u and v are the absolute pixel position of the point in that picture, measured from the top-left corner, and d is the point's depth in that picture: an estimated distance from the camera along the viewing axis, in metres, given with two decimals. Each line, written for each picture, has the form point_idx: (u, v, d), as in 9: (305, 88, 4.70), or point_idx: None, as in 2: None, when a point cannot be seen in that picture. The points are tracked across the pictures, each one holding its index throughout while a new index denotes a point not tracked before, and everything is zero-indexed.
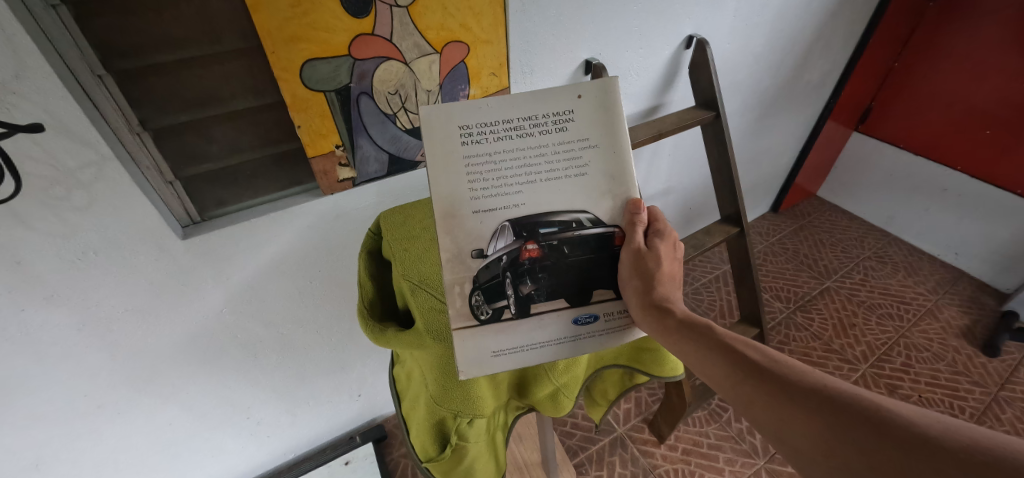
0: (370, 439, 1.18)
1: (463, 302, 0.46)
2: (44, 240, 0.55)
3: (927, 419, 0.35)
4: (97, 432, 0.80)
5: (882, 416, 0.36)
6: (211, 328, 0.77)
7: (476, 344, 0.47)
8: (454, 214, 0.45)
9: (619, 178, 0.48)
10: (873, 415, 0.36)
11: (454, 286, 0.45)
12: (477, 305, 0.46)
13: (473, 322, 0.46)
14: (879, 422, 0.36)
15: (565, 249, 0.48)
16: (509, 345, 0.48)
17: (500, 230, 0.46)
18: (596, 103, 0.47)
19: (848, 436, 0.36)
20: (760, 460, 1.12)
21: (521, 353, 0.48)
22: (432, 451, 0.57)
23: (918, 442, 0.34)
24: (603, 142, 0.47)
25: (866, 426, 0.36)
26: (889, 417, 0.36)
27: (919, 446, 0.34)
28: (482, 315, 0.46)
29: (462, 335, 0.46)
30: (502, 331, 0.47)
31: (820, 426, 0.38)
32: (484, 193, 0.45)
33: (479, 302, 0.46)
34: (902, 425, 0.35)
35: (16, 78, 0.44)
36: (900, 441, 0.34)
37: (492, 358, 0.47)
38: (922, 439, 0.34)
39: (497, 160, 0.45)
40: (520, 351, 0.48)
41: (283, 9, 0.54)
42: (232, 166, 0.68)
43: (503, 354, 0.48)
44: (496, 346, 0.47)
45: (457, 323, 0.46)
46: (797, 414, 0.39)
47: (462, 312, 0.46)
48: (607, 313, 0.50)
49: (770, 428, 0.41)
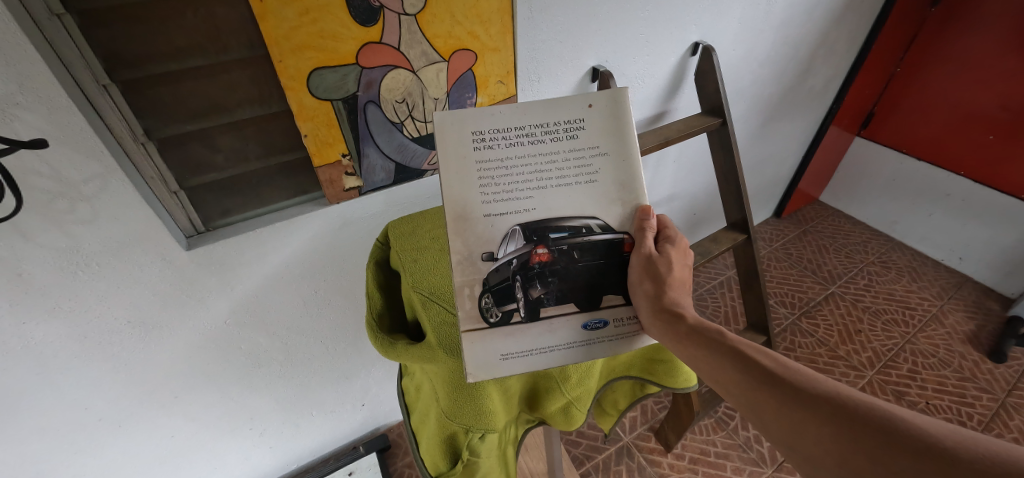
0: (374, 449, 1.15)
1: (472, 305, 0.45)
2: (46, 252, 0.53)
3: (941, 429, 0.34)
4: (96, 446, 0.78)
5: (896, 426, 0.35)
6: (216, 339, 0.76)
7: (485, 347, 0.45)
8: (465, 217, 0.44)
9: (628, 185, 0.47)
10: (886, 426, 0.35)
11: (463, 288, 0.45)
12: (485, 308, 0.45)
13: (482, 325, 0.45)
14: (893, 432, 0.35)
15: (574, 254, 0.47)
16: (518, 348, 0.46)
17: (511, 233, 0.45)
18: (607, 112, 0.47)
19: (862, 447, 0.35)
20: (768, 469, 1.11)
21: (529, 358, 0.47)
22: (442, 467, 0.56)
23: (933, 455, 0.33)
24: (614, 150, 0.47)
25: (879, 435, 0.35)
26: (902, 428, 0.35)
27: (934, 457, 0.33)
28: (491, 318, 0.45)
29: (469, 337, 0.45)
30: (510, 334, 0.46)
31: (831, 436, 0.37)
32: (494, 197, 0.45)
33: (488, 304, 0.45)
34: (915, 436, 0.34)
35: (21, 90, 0.43)
36: (914, 452, 0.33)
37: (499, 361, 0.45)
38: (936, 451, 0.33)
39: (508, 165, 0.45)
40: (527, 356, 0.46)
41: (291, 18, 0.53)
42: (238, 176, 0.67)
43: (511, 358, 0.46)
44: (504, 348, 0.46)
45: (465, 325, 0.45)
46: (807, 422, 0.38)
47: (471, 315, 0.45)
48: (615, 319, 0.48)
49: (780, 437, 0.40)
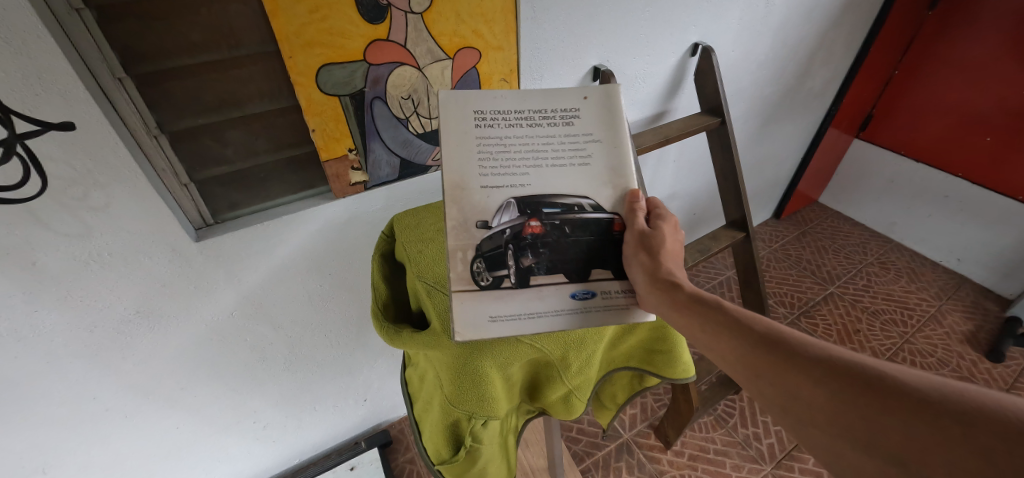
0: (375, 445, 1.17)
1: (464, 268, 0.44)
2: (59, 240, 0.55)
3: (943, 386, 0.33)
4: (107, 435, 0.80)
5: (894, 384, 0.34)
6: (222, 330, 0.77)
7: (475, 308, 0.44)
8: (461, 187, 0.45)
9: (621, 169, 0.49)
10: (884, 384, 0.34)
11: (455, 252, 0.44)
12: (477, 271, 0.45)
13: (473, 287, 0.44)
14: (890, 390, 0.34)
15: (566, 229, 0.47)
16: (508, 312, 0.45)
17: (505, 205, 0.45)
18: (600, 104, 0.50)
19: (859, 407, 0.34)
20: (766, 466, 1.12)
21: (519, 323, 0.45)
22: (444, 454, 0.57)
23: (931, 409, 0.32)
24: (606, 138, 0.49)
25: (876, 396, 0.34)
26: (896, 381, 0.34)
27: (933, 412, 0.31)
28: (482, 282, 0.45)
29: (458, 297, 0.44)
30: (501, 297, 0.45)
31: (824, 396, 0.36)
32: (492, 172, 0.46)
33: (480, 269, 0.45)
34: (915, 394, 0.33)
35: (40, 79, 0.45)
36: (912, 409, 0.32)
37: (489, 322, 0.44)
38: (936, 406, 0.31)
39: (507, 144, 0.47)
40: (518, 320, 0.45)
41: (302, 15, 0.55)
42: (245, 169, 0.68)
43: (501, 321, 0.44)
44: (495, 311, 0.44)
45: (456, 286, 0.44)
46: (804, 386, 0.38)
47: (462, 278, 0.44)
48: (604, 291, 0.48)
49: (775, 401, 0.39)
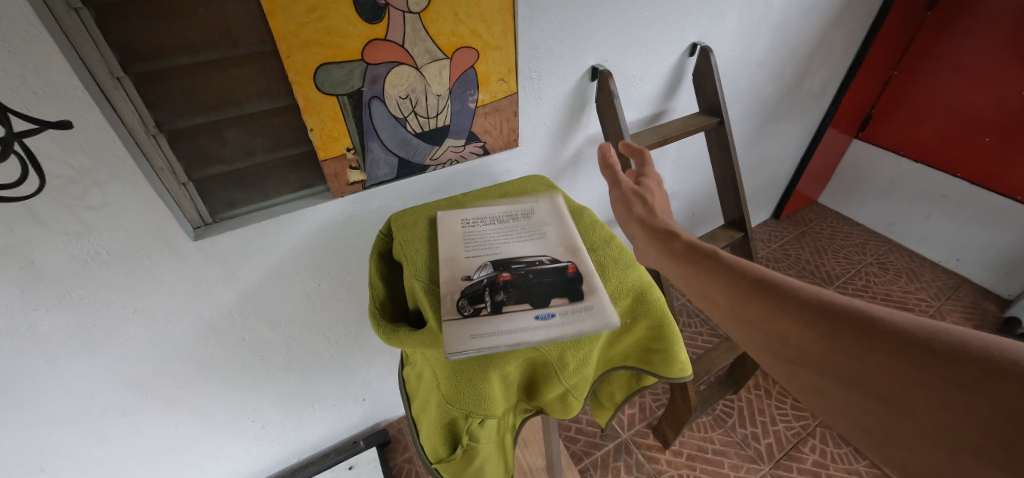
0: (374, 444, 1.17)
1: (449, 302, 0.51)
2: (57, 238, 0.55)
3: (918, 324, 0.37)
4: (105, 434, 0.80)
5: (876, 323, 0.38)
6: (221, 329, 0.77)
7: (455, 328, 0.48)
8: (451, 260, 0.57)
9: (572, 239, 0.61)
10: (867, 324, 0.38)
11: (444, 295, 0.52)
12: (460, 306, 0.50)
13: (456, 316, 0.49)
14: (871, 329, 0.37)
15: (531, 274, 0.54)
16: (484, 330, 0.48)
17: (482, 266, 0.56)
18: (550, 209, 0.67)
19: (843, 345, 0.38)
20: (765, 466, 1.12)
21: (494, 340, 0.48)
22: (442, 452, 0.56)
23: (906, 344, 0.36)
24: (557, 224, 0.64)
25: (859, 334, 0.38)
26: (885, 324, 0.37)
27: (907, 347, 0.35)
28: (464, 311, 0.50)
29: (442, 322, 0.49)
30: (479, 320, 0.49)
31: (810, 333, 0.40)
32: (475, 249, 0.59)
33: (462, 303, 0.51)
34: (893, 332, 0.37)
35: (38, 78, 0.45)
36: (890, 345, 0.36)
37: (468, 338, 0.47)
38: (911, 343, 0.35)
39: (485, 233, 0.62)
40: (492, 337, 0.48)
41: (300, 14, 0.55)
42: (244, 169, 0.68)
43: (480, 337, 0.48)
44: (474, 329, 0.48)
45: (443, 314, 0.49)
46: (793, 327, 0.42)
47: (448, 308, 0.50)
48: (564, 311, 0.51)
49: (766, 341, 0.44)
